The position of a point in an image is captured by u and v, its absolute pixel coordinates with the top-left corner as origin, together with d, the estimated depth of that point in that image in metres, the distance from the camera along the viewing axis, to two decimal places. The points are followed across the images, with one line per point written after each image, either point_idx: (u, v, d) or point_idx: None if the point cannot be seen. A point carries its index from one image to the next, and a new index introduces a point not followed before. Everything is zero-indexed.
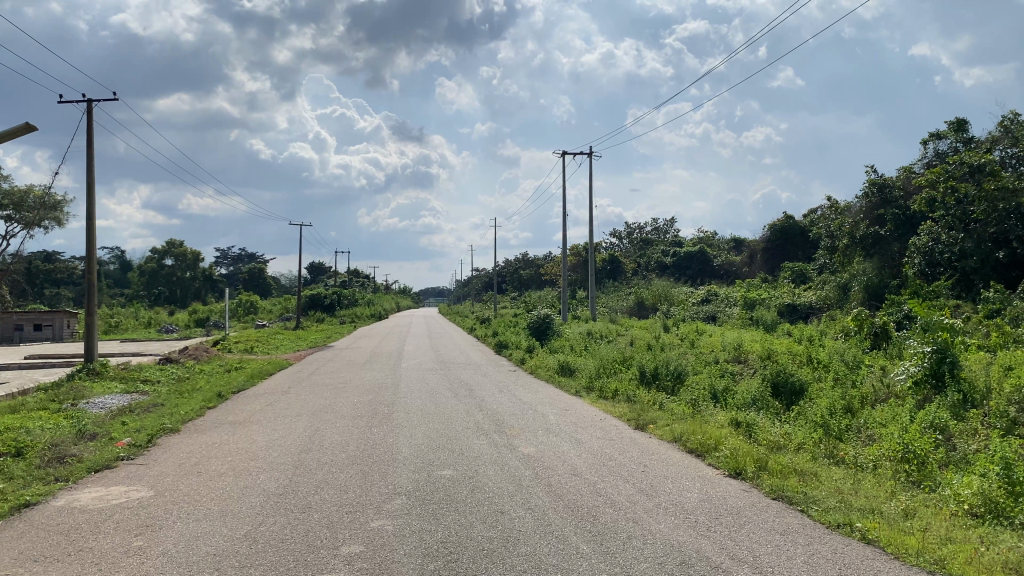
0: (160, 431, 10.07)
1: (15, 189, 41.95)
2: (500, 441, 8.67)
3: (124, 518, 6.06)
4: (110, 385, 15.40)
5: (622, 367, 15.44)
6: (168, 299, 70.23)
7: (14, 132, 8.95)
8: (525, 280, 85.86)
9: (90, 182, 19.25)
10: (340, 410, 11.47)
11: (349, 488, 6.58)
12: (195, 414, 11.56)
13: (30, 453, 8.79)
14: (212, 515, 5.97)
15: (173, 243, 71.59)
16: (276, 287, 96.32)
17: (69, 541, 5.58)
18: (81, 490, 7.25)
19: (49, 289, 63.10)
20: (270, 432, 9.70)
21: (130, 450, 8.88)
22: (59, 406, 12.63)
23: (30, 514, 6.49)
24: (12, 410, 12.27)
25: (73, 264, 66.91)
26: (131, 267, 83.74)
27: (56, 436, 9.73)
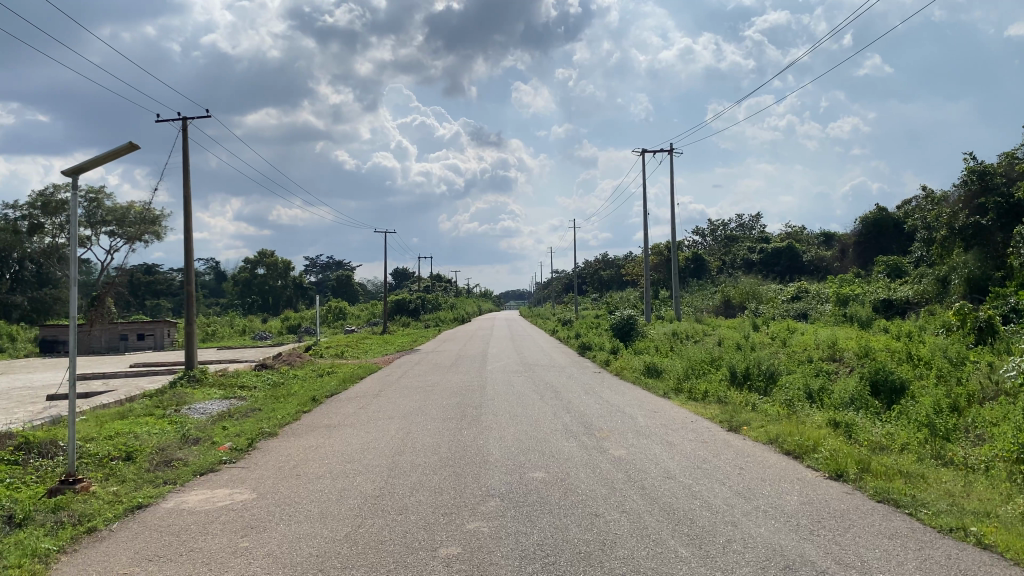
0: (259, 434, 10.42)
1: (117, 206, 44.19)
2: (590, 443, 8.63)
3: (230, 520, 6.27)
4: (209, 391, 16.03)
5: (711, 367, 15.17)
6: (261, 307, 72.70)
7: (118, 153, 9.17)
8: (606, 280, 85.47)
9: (187, 197, 20.09)
10: (429, 413, 11.63)
11: (443, 490, 6.67)
12: (291, 417, 11.93)
13: (139, 457, 9.24)
14: (312, 518, 6.13)
15: (264, 253, 73.89)
16: (363, 293, 98.51)
17: (180, 541, 5.82)
18: (188, 492, 7.55)
19: (150, 300, 66.12)
20: (363, 435, 9.90)
21: (232, 453, 9.21)
22: (164, 411, 13.21)
23: (143, 516, 6.80)
24: (121, 415, 12.93)
25: (172, 275, 69.85)
26: (225, 277, 86.74)
27: (162, 440, 10.20)
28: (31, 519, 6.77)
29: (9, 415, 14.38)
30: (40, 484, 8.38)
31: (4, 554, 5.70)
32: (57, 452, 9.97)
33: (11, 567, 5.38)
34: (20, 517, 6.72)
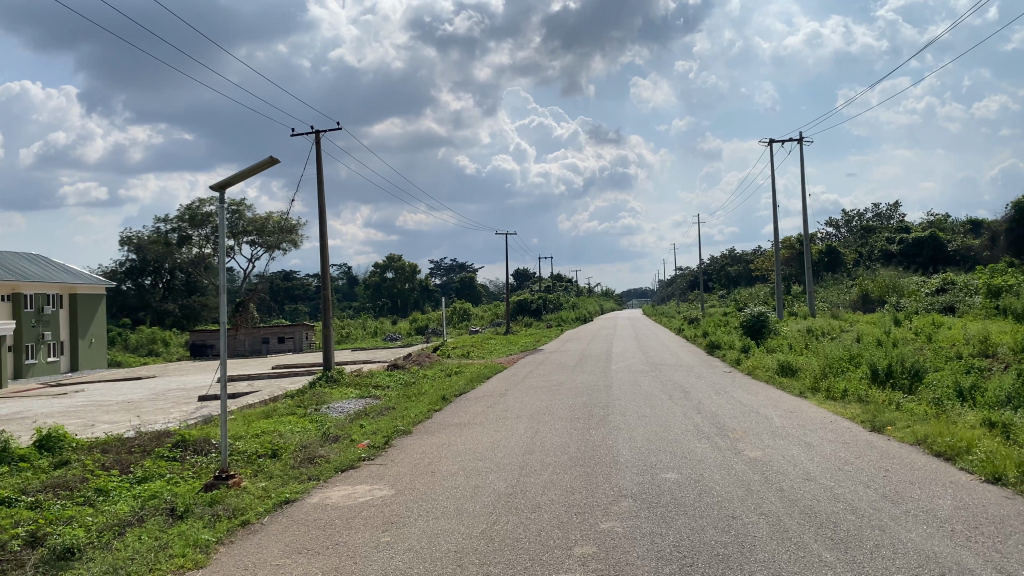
0: (394, 432, 10.79)
1: (257, 217, 46.72)
2: (724, 444, 8.46)
3: (371, 515, 6.52)
4: (345, 391, 16.70)
5: (850, 365, 14.52)
6: (390, 309, 75.13)
7: (259, 168, 9.71)
8: (735, 276, 83.33)
9: (321, 206, 20.98)
10: (557, 413, 11.70)
11: (575, 489, 6.70)
12: (423, 416, 12.26)
13: (284, 454, 9.77)
14: (448, 514, 6.29)
15: (392, 258, 76.30)
16: (487, 294, 100.08)
17: (326, 534, 6.10)
18: (331, 488, 7.90)
19: (288, 305, 69.61)
20: (493, 434, 10.06)
21: (370, 451, 9.57)
22: (305, 410, 13.86)
23: (291, 510, 7.16)
24: (267, 415, 13.67)
25: (307, 280, 72.94)
26: (357, 281, 89.92)
27: (305, 438, 10.72)
28: (191, 511, 7.28)
29: (167, 414, 15.47)
30: (197, 479, 8.98)
31: (169, 543, 6.16)
32: (210, 448, 10.66)
33: (176, 556, 5.82)
34: (182, 509, 7.24)
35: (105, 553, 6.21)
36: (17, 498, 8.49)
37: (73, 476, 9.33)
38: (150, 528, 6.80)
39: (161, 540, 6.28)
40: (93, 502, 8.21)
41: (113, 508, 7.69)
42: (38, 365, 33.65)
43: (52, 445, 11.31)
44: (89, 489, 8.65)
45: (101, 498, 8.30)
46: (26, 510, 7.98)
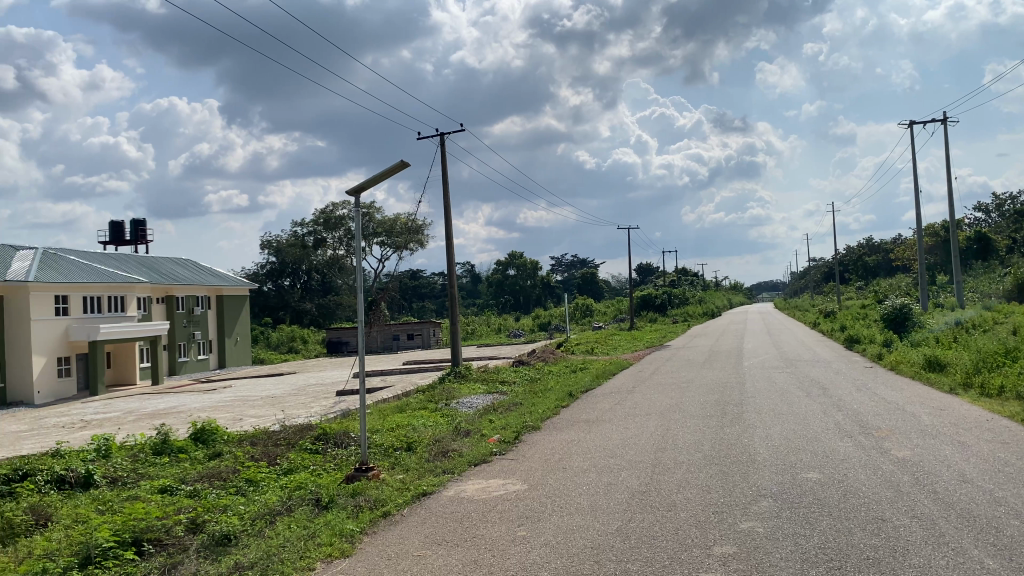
0: (523, 428, 10.89)
1: (386, 218, 48.28)
2: (869, 443, 8.06)
3: (506, 509, 6.62)
4: (474, 386, 17.00)
5: (1006, 359, 13.56)
6: (513, 306, 75.95)
7: (392, 171, 10.03)
8: (872, 267, 79.38)
9: (447, 207, 21.43)
10: (688, 410, 11.48)
11: (712, 488, 6.55)
12: (552, 412, 12.33)
13: (419, 448, 10.06)
14: (583, 510, 6.30)
15: (514, 255, 77.04)
16: (610, 290, 99.51)
17: (464, 527, 6.24)
18: (466, 482, 8.07)
19: (415, 302, 71.56)
20: (623, 431, 9.99)
21: (501, 446, 9.70)
22: (436, 405, 14.23)
23: (427, 503, 7.37)
24: (401, 409, 14.12)
25: (433, 278, 74.63)
26: (480, 279, 91.23)
27: (437, 433, 11.00)
28: (335, 502, 7.61)
29: (309, 408, 16.25)
30: (338, 471, 9.37)
31: (317, 533, 6.46)
32: (348, 441, 11.11)
33: (324, 545, 6.11)
34: (327, 499, 7.58)
35: (259, 540, 6.59)
36: (177, 487, 9.13)
37: (226, 467, 9.95)
38: (299, 517, 7.16)
39: (309, 529, 6.60)
40: (244, 491, 8.72)
41: (263, 498, 8.14)
42: (190, 363, 36.03)
43: (206, 437, 12.12)
44: (241, 479, 9.20)
45: (252, 488, 8.80)
46: (186, 497, 8.57)
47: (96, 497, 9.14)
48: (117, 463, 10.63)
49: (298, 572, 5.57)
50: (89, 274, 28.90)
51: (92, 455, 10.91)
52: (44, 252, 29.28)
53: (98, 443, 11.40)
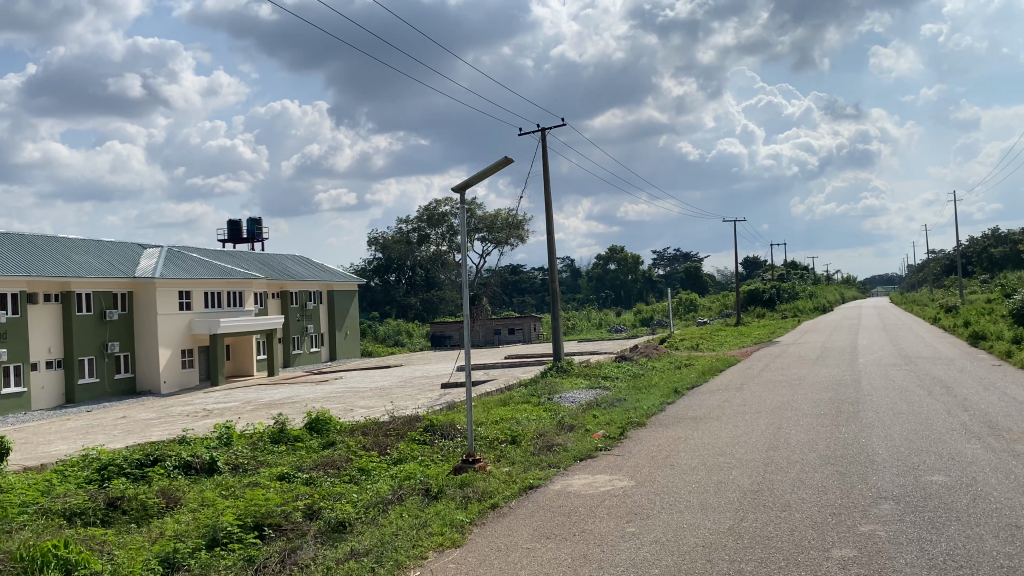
0: (628, 424, 10.81)
1: (487, 214, 48.81)
2: (999, 446, 7.62)
3: (614, 505, 6.60)
4: (576, 381, 16.97)
5: None
6: (614, 301, 75.41)
7: (496, 167, 10.20)
8: (999, 259, 74.92)
9: (548, 202, 21.46)
10: (800, 408, 11.14)
11: (828, 489, 6.34)
12: (657, 408, 12.19)
13: (524, 441, 10.13)
14: (693, 508, 6.21)
15: (615, 249, 76.53)
16: (713, 283, 97.48)
17: (572, 521, 6.26)
18: (572, 476, 8.08)
19: (516, 297, 72.07)
20: (731, 429, 9.78)
21: (607, 442, 9.66)
22: (539, 399, 14.31)
23: (535, 496, 7.41)
24: (504, 402, 14.28)
25: (533, 273, 74.90)
26: (581, 273, 90.96)
27: (541, 427, 11.04)
28: (444, 493, 7.76)
29: (415, 400, 16.63)
30: (446, 462, 9.54)
31: (428, 522, 6.61)
32: (455, 433, 11.30)
33: (436, 535, 6.24)
34: (436, 490, 7.74)
35: (372, 528, 6.79)
36: (294, 474, 9.53)
37: (339, 456, 10.28)
38: (410, 507, 7.33)
39: (420, 518, 6.76)
40: (357, 480, 9.02)
41: (375, 487, 8.39)
42: (303, 355, 37.41)
43: (320, 427, 12.58)
44: (353, 468, 9.51)
45: (363, 477, 9.08)
46: (303, 485, 8.92)
47: (220, 482, 9.64)
48: (238, 451, 11.16)
49: (412, 560, 5.71)
50: (209, 270, 30.40)
51: (215, 443, 11.49)
52: (168, 250, 30.95)
53: (220, 431, 11.98)
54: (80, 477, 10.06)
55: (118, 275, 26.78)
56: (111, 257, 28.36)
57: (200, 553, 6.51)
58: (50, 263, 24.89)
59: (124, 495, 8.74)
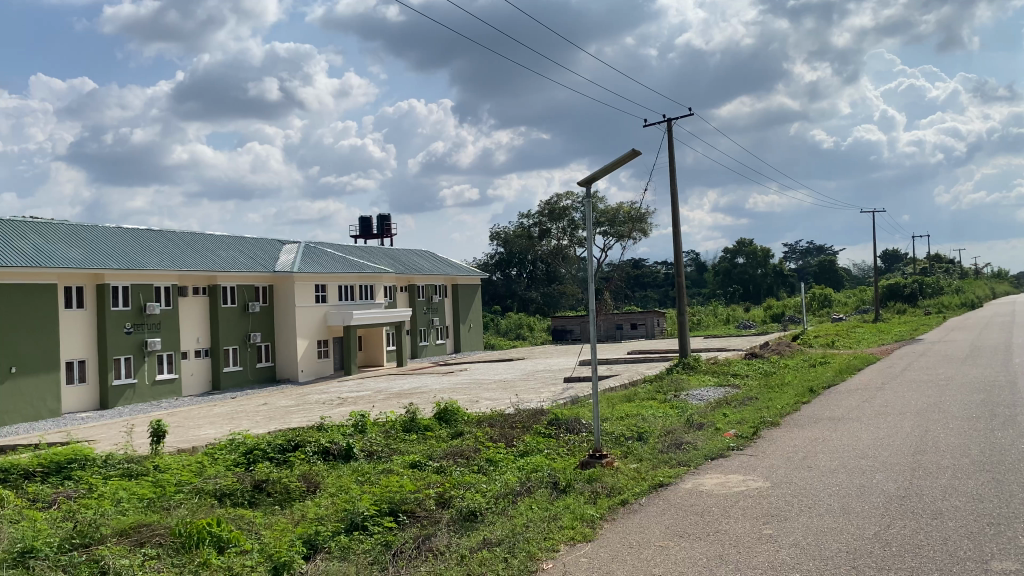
0: (761, 423, 10.49)
1: (609, 208, 48.57)
2: None
3: (750, 506, 6.42)
4: (704, 378, 16.63)
5: None
6: (742, 296, 73.41)
7: (623, 160, 10.14)
8: None
9: (674, 195, 21.09)
10: (949, 410, 10.48)
11: (984, 497, 5.94)
12: (792, 408, 11.77)
13: (651, 438, 10.00)
14: (834, 511, 5.97)
15: (743, 242, 74.57)
16: (849, 278, 93.26)
17: (706, 521, 6.12)
18: (703, 475, 7.91)
19: (639, 292, 71.36)
20: (874, 431, 9.31)
21: (739, 441, 9.39)
22: (665, 396, 14.09)
23: (666, 493, 7.32)
24: (630, 398, 14.15)
25: (657, 267, 73.97)
26: (707, 267, 88.98)
27: (670, 424, 10.86)
28: (572, 487, 7.76)
29: (540, 394, 16.73)
30: (572, 456, 9.55)
31: (559, 515, 6.64)
32: (580, 427, 11.29)
33: (567, 528, 6.26)
34: (564, 483, 7.77)
35: (503, 519, 6.89)
36: (426, 462, 9.79)
37: (467, 446, 10.49)
38: (539, 499, 7.40)
39: (551, 511, 6.81)
40: (485, 470, 9.15)
41: (503, 478, 8.50)
42: (429, 347, 38.35)
43: (449, 418, 12.86)
44: (481, 458, 9.66)
45: (492, 468, 9.20)
46: (434, 473, 9.15)
47: (356, 468, 10.03)
48: (371, 439, 11.56)
49: (544, 552, 5.74)
50: (342, 264, 31.62)
51: (350, 430, 11.96)
52: (305, 246, 32.36)
53: (355, 419, 12.43)
54: (228, 460, 10.71)
55: (259, 269, 28.25)
56: (253, 253, 29.94)
57: (339, 536, 6.78)
58: (198, 259, 26.54)
59: (268, 478, 9.22)
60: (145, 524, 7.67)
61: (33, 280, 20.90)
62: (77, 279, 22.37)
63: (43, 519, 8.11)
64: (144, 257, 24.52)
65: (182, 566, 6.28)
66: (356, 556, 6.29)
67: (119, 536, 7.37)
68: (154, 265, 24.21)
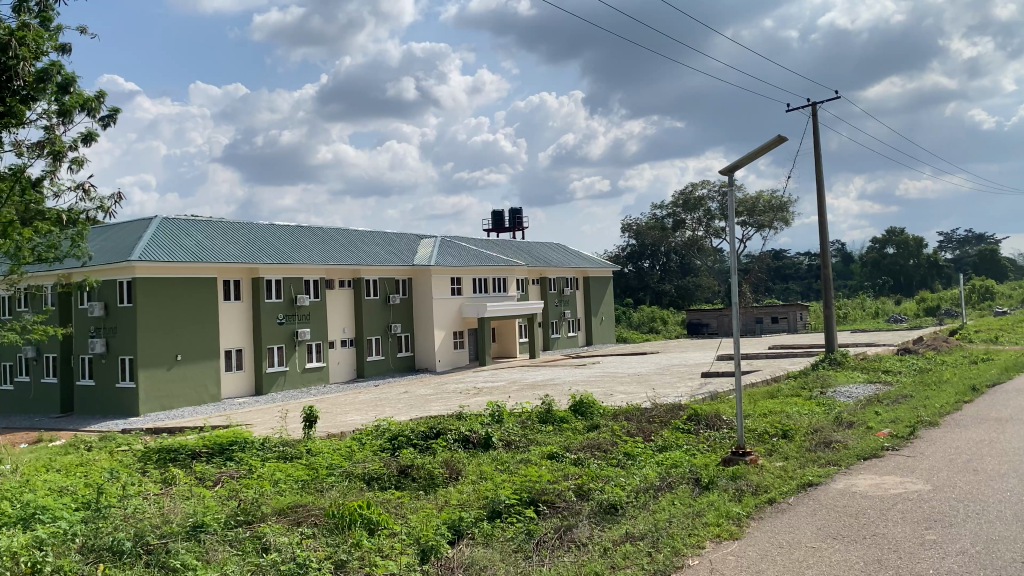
0: (918, 423, 9.90)
1: (748, 197, 47.09)
2: None
3: (910, 509, 6.09)
4: (852, 375, 15.87)
5: None
6: (893, 289, 69.50)
7: (767, 147, 9.80)
8: None
9: (819, 183, 20.21)
10: None
11: None
12: (952, 407, 11.04)
13: (796, 436, 9.64)
14: (1005, 519, 5.57)
15: (893, 231, 70.64)
16: (1015, 269, 86.37)
17: (862, 524, 5.85)
18: (856, 475, 7.55)
19: (779, 284, 68.95)
20: None
21: (894, 441, 8.90)
22: (810, 392, 13.56)
23: (816, 493, 7.04)
24: (772, 394, 13.72)
25: (798, 258, 71.15)
26: (853, 258, 84.75)
27: (816, 422, 10.43)
28: (715, 483, 7.59)
29: (678, 388, 16.47)
30: (713, 453, 9.34)
31: (703, 512, 6.52)
32: (721, 423, 11.04)
33: (712, 525, 6.14)
34: (707, 480, 7.61)
35: (645, 513, 6.83)
36: (564, 453, 9.84)
37: (605, 439, 10.47)
38: (681, 495, 7.28)
39: (694, 507, 6.69)
40: (624, 463, 9.10)
41: (642, 472, 8.43)
42: (561, 339, 38.48)
43: (585, 410, 12.89)
44: (619, 452, 9.62)
45: (630, 461, 9.14)
46: (572, 465, 9.19)
47: (496, 457, 10.23)
48: (509, 428, 11.75)
49: (689, 548, 5.66)
50: (476, 257, 32.21)
51: (488, 419, 12.19)
52: (441, 240, 33.21)
53: (493, 408, 12.66)
54: (375, 445, 11.17)
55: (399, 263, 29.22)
56: (392, 247, 30.99)
57: (482, 523, 6.94)
58: (341, 253, 27.73)
59: (413, 464, 9.56)
60: (301, 504, 8.12)
61: (195, 274, 22.45)
62: (234, 274, 23.86)
63: (211, 496, 8.75)
64: (294, 252, 25.85)
65: (337, 545, 6.60)
66: (500, 543, 6.41)
67: (278, 514, 7.84)
68: (302, 259, 25.48)
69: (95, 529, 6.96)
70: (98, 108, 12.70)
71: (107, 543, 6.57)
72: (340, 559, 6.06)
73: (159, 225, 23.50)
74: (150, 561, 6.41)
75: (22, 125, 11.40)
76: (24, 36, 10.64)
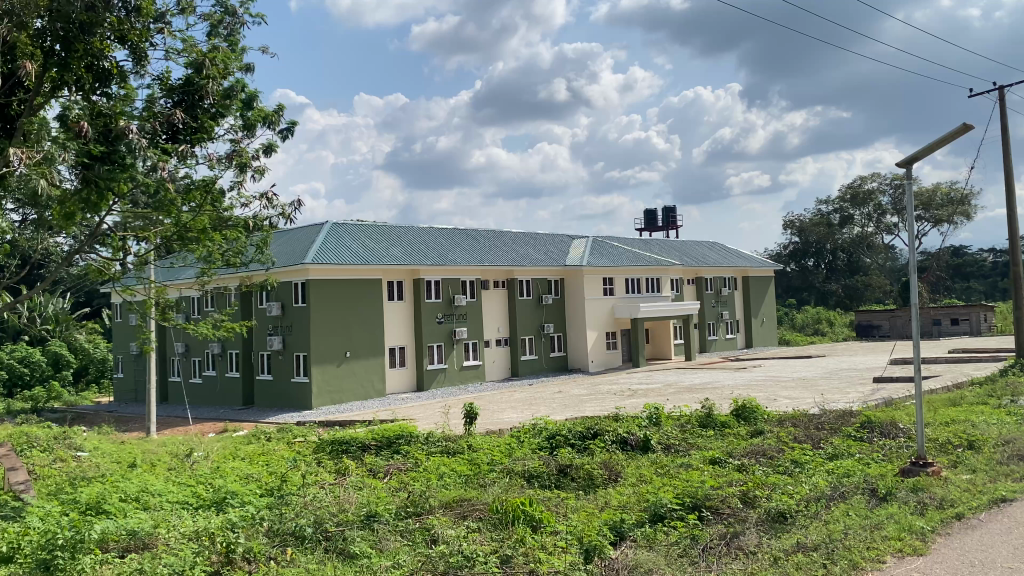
0: None
1: (924, 190, 44.02)
2: None
3: None
4: None
5: None
6: None
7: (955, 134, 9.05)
8: None
9: (1008, 174, 18.61)
10: None
11: None
12: None
13: (985, 448, 8.94)
14: None
15: None
16: None
17: None
18: None
19: (959, 283, 64.07)
20: None
21: None
22: (999, 401, 12.51)
23: (1011, 510, 6.51)
24: (954, 402, 12.76)
25: (982, 254, 65.72)
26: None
27: (1008, 433, 9.62)
28: (894, 495, 7.17)
29: (848, 394, 15.65)
30: (889, 463, 8.83)
31: (883, 525, 6.17)
32: (897, 432, 10.40)
33: (893, 539, 5.80)
34: (884, 491, 7.20)
35: (817, 523, 6.55)
36: (726, 459, 9.59)
37: (771, 445, 10.11)
38: (855, 506, 6.93)
39: (872, 519, 6.34)
40: (792, 471, 8.76)
41: (811, 480, 8.08)
42: (719, 341, 37.51)
43: (747, 415, 12.51)
44: (786, 459, 9.26)
45: (798, 470, 8.77)
46: (736, 471, 8.93)
47: (655, 460, 10.13)
48: (668, 432, 11.57)
49: (868, 562, 5.37)
50: (630, 257, 31.95)
51: (646, 422, 12.07)
52: (594, 241, 33.22)
53: (650, 411, 12.51)
54: (534, 444, 11.33)
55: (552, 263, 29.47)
56: (546, 248, 31.29)
57: (644, 526, 6.89)
58: (497, 254, 28.29)
59: (572, 464, 9.63)
60: (466, 499, 8.37)
61: (361, 276, 23.59)
62: (397, 275, 24.89)
63: (381, 487, 9.19)
64: (452, 254, 26.65)
65: (501, 540, 6.76)
66: (663, 547, 6.35)
67: (445, 507, 8.11)
68: (459, 260, 26.22)
69: (280, 514, 7.47)
70: (278, 122, 13.63)
71: (291, 529, 7.05)
72: (505, 553, 6.21)
73: (329, 229, 24.87)
74: (329, 547, 6.82)
75: (210, 140, 12.01)
76: (217, 56, 11.63)
